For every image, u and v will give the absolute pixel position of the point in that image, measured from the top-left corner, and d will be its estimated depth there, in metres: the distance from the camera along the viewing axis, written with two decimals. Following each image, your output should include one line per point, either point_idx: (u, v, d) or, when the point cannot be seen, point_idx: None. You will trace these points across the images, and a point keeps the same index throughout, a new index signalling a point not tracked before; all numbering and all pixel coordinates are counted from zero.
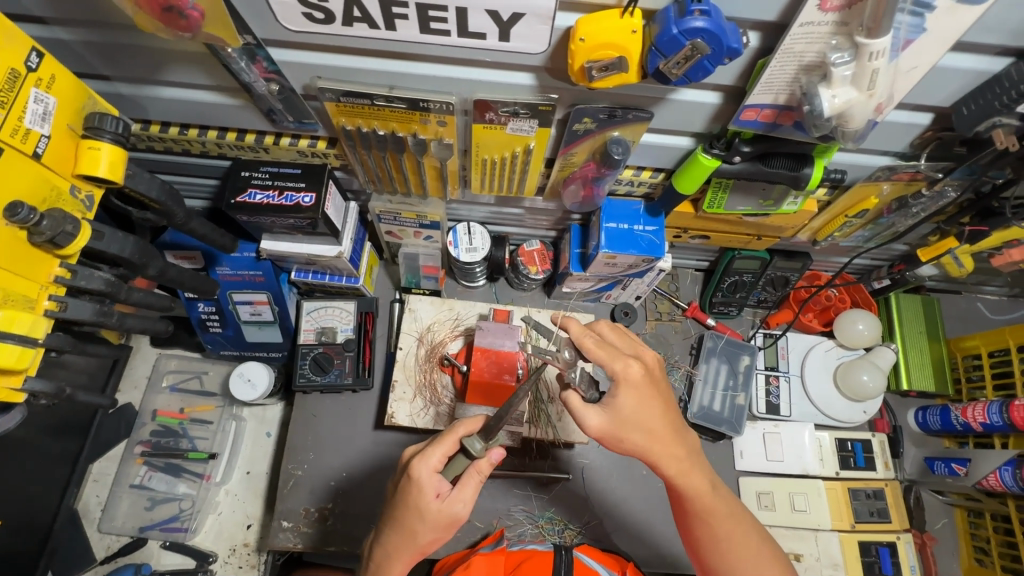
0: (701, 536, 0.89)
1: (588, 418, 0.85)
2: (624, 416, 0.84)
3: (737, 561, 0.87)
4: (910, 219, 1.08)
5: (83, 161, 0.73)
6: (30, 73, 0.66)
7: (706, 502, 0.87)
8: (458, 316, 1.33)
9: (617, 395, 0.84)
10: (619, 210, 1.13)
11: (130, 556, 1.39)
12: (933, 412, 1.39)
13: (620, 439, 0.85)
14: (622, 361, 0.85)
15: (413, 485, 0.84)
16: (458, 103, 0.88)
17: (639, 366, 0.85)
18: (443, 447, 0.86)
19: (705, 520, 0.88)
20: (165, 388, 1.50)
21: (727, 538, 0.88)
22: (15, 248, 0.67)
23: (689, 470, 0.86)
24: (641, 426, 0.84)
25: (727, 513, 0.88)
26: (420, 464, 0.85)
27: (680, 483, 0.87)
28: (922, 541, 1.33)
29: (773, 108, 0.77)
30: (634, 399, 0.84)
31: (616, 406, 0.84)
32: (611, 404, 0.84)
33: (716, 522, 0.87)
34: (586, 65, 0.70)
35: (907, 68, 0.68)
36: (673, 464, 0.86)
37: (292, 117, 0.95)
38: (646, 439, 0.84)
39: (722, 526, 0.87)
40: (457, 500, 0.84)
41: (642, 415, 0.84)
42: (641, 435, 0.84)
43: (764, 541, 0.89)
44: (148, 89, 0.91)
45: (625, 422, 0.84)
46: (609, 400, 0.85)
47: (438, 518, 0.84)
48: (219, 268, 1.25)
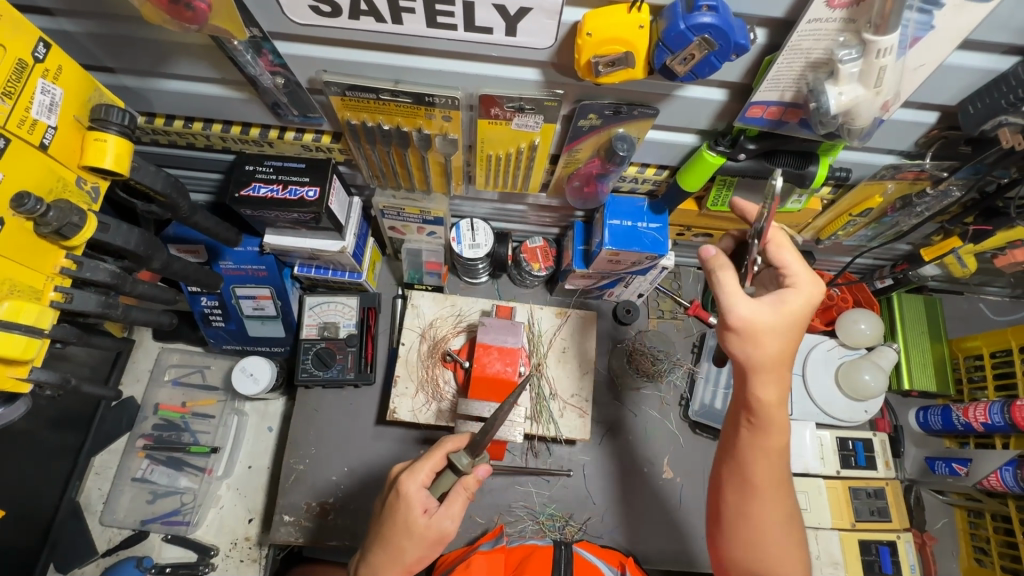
0: (751, 471, 0.86)
1: (748, 309, 0.79)
2: (779, 325, 0.79)
3: (766, 509, 0.86)
4: (914, 219, 1.08)
5: (90, 153, 0.73)
6: (37, 65, 0.66)
7: (775, 443, 0.85)
8: (460, 312, 1.34)
9: (765, 309, 0.79)
10: (623, 207, 1.13)
11: (132, 549, 1.40)
12: (934, 411, 1.39)
13: (749, 353, 0.80)
14: (803, 267, 0.82)
15: (401, 500, 0.86)
16: (464, 98, 0.88)
17: (817, 287, 0.82)
18: (430, 461, 0.88)
19: (762, 454, 0.85)
20: (168, 382, 1.51)
21: (771, 485, 0.86)
22: (21, 239, 0.67)
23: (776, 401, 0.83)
24: (778, 341, 0.80)
25: (787, 462, 0.86)
26: (409, 479, 0.87)
27: (763, 411, 0.83)
28: (921, 541, 1.33)
29: (779, 105, 0.77)
30: (779, 310, 0.79)
31: (768, 319, 0.79)
32: (770, 308, 0.79)
33: (767, 464, 0.85)
34: (593, 60, 0.70)
35: (914, 66, 0.68)
36: (766, 386, 0.82)
37: (297, 111, 0.95)
38: (772, 356, 0.80)
39: (778, 472, 0.86)
40: (446, 515, 0.86)
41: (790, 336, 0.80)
42: (771, 348, 0.80)
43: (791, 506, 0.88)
44: (153, 82, 0.91)
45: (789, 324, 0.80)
46: (778, 299, 0.80)
47: (426, 534, 0.85)
48: (223, 263, 1.25)
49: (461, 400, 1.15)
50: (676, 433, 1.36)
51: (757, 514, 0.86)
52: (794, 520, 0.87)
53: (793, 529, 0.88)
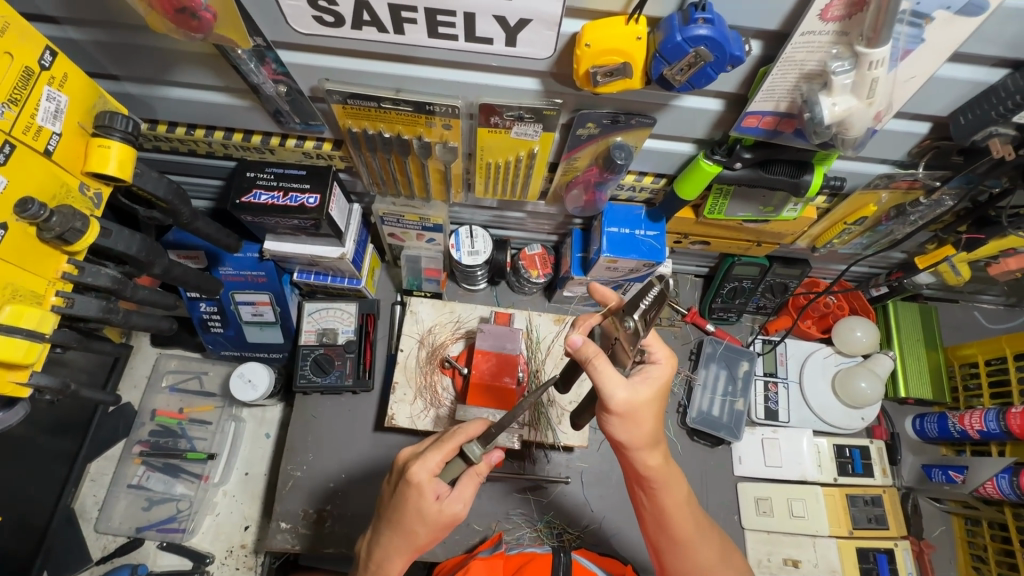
0: (661, 522, 0.90)
1: (616, 384, 0.79)
2: (642, 402, 0.81)
3: (696, 556, 0.91)
4: (908, 227, 1.09)
5: (93, 159, 0.74)
6: (43, 72, 0.67)
7: (674, 522, 0.89)
8: (459, 319, 1.34)
9: (643, 378, 0.82)
10: (621, 215, 1.14)
11: (127, 557, 1.39)
12: (931, 419, 1.39)
13: (632, 421, 0.81)
14: (612, 393, 0.79)
15: (412, 489, 0.85)
16: (464, 107, 0.89)
17: (628, 395, 0.80)
18: (442, 452, 0.86)
19: (667, 512, 0.89)
20: (165, 388, 1.50)
21: (689, 538, 0.90)
22: (24, 244, 0.67)
23: (664, 472, 0.87)
24: (646, 419, 0.82)
25: (690, 517, 0.90)
26: (420, 468, 0.85)
27: (652, 476, 0.87)
28: (919, 548, 1.33)
29: (774, 115, 0.78)
30: (624, 424, 0.82)
31: (644, 390, 0.81)
32: (636, 384, 0.81)
33: (680, 540, 0.90)
34: (591, 70, 0.71)
35: (905, 78, 0.70)
36: (650, 459, 0.86)
37: (299, 119, 0.96)
38: (648, 433, 0.83)
39: (685, 528, 0.90)
40: (458, 499, 0.87)
41: (651, 414, 0.83)
42: (644, 426, 0.83)
43: (721, 548, 0.93)
44: (157, 89, 0.92)
45: (643, 407, 0.81)
46: (638, 377, 0.82)
47: (439, 518, 0.86)
48: (222, 268, 1.26)
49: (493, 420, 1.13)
50: (674, 440, 1.38)
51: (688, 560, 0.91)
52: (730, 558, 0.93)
53: (732, 563, 0.94)
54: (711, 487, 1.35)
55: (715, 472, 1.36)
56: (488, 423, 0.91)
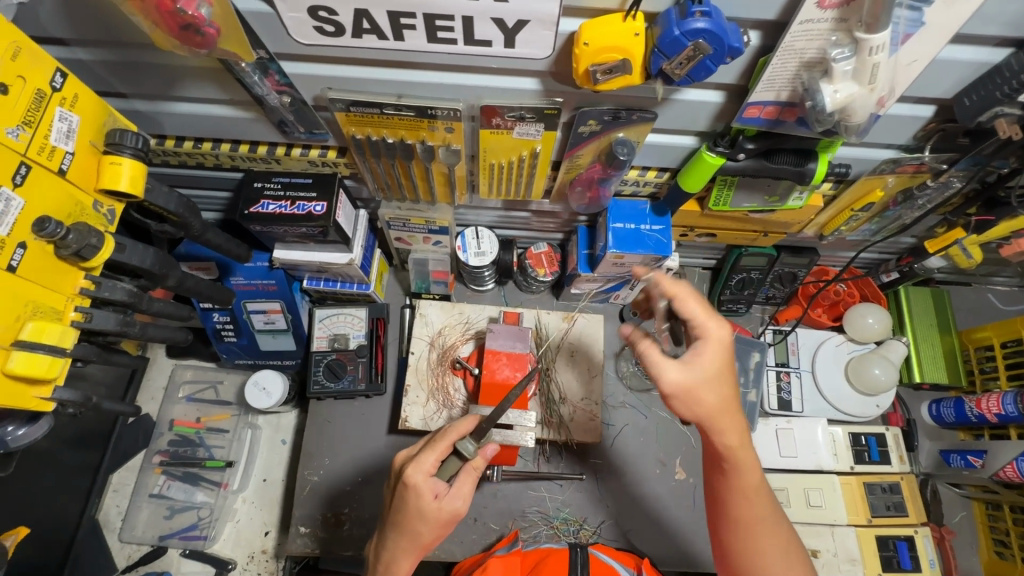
0: (737, 512, 0.83)
1: (666, 370, 0.80)
2: (702, 373, 0.79)
3: (762, 548, 0.82)
4: (916, 211, 1.08)
5: (106, 176, 0.75)
6: (54, 93, 0.69)
7: (748, 498, 0.82)
8: (468, 320, 1.35)
9: (700, 351, 0.80)
10: (626, 210, 1.14)
11: (151, 565, 1.41)
12: (948, 404, 1.38)
13: (689, 398, 0.80)
14: (708, 324, 0.81)
15: (410, 490, 0.87)
16: (465, 109, 0.90)
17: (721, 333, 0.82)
18: (436, 451, 0.89)
19: (744, 499, 0.82)
20: (182, 398, 1.53)
21: (761, 523, 0.83)
22: (42, 262, 0.69)
23: (742, 449, 0.81)
24: (712, 390, 0.80)
25: (767, 500, 0.83)
26: (414, 470, 0.87)
27: (730, 456, 0.82)
28: (940, 535, 1.32)
29: (775, 105, 0.78)
30: (705, 379, 0.79)
31: (699, 364, 0.80)
32: (691, 358, 0.80)
33: (749, 519, 0.83)
34: (591, 68, 0.71)
35: (907, 62, 0.69)
36: (729, 438, 0.81)
37: (303, 128, 0.97)
38: (713, 406, 0.80)
39: (760, 512, 0.83)
40: (456, 496, 0.89)
41: (716, 378, 0.80)
42: (711, 398, 0.80)
43: (792, 539, 0.84)
44: (164, 105, 0.94)
45: (702, 381, 0.80)
46: (690, 356, 0.80)
47: (439, 516, 0.87)
48: (234, 278, 1.28)
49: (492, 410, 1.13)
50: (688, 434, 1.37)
51: (755, 555, 0.83)
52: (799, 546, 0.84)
53: (796, 558, 0.82)
54: None
55: None
56: (479, 420, 0.94)
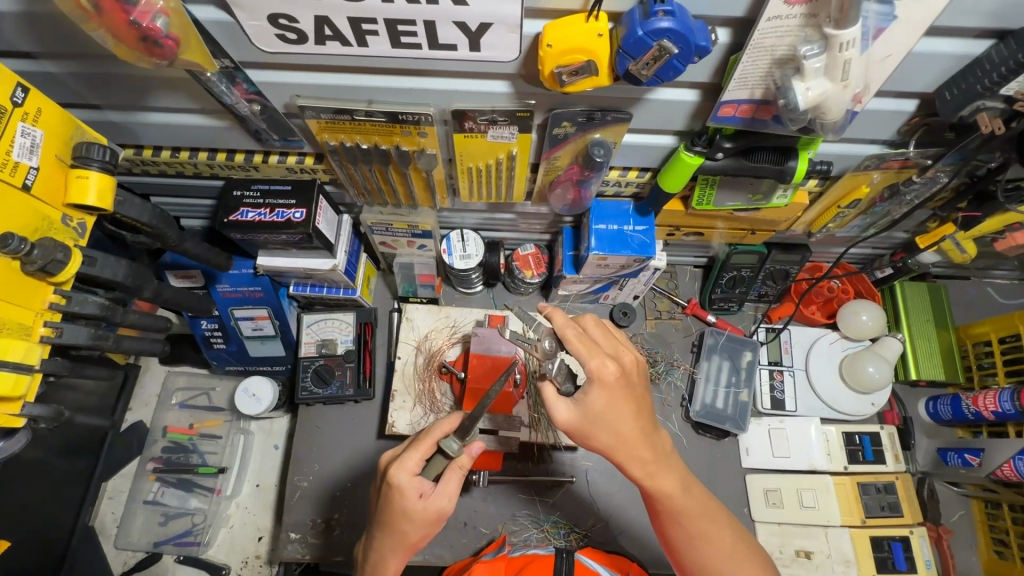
0: (676, 537, 0.90)
1: (557, 411, 0.85)
2: (593, 415, 0.82)
3: (709, 560, 0.88)
4: (905, 207, 1.06)
5: (73, 190, 0.75)
6: (16, 109, 0.68)
7: (675, 503, 0.87)
8: (454, 323, 1.34)
9: (588, 392, 0.81)
10: (609, 211, 1.13)
11: (146, 571, 1.42)
12: (944, 401, 1.36)
13: (588, 436, 0.84)
14: (594, 362, 0.80)
15: (394, 491, 0.86)
16: (437, 113, 0.88)
17: (615, 365, 0.81)
18: (418, 451, 0.87)
19: (678, 521, 0.88)
20: (175, 405, 1.53)
21: (699, 537, 0.88)
22: (9, 278, 0.69)
23: (656, 473, 0.86)
24: (608, 429, 0.83)
25: (698, 514, 0.88)
26: (398, 470, 0.86)
27: (648, 484, 0.87)
28: (936, 535, 1.30)
29: (750, 103, 0.76)
30: (605, 399, 0.81)
31: (587, 405, 0.82)
32: (581, 399, 0.82)
33: (688, 522, 0.87)
34: (556, 71, 0.70)
35: (881, 57, 0.67)
36: (640, 466, 0.86)
37: (277, 136, 0.97)
38: (610, 439, 0.84)
39: (695, 526, 0.88)
40: (442, 495, 0.86)
41: (609, 415, 0.82)
42: (608, 435, 0.83)
43: (736, 539, 0.89)
44: (137, 115, 0.93)
45: (592, 422, 0.83)
46: (578, 397, 0.83)
47: (425, 515, 0.86)
48: (219, 286, 1.28)
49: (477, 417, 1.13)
50: (679, 435, 1.35)
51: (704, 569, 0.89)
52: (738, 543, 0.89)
53: (743, 556, 0.89)
54: (719, 481, 1.33)
55: (723, 465, 1.34)
56: (461, 419, 0.92)
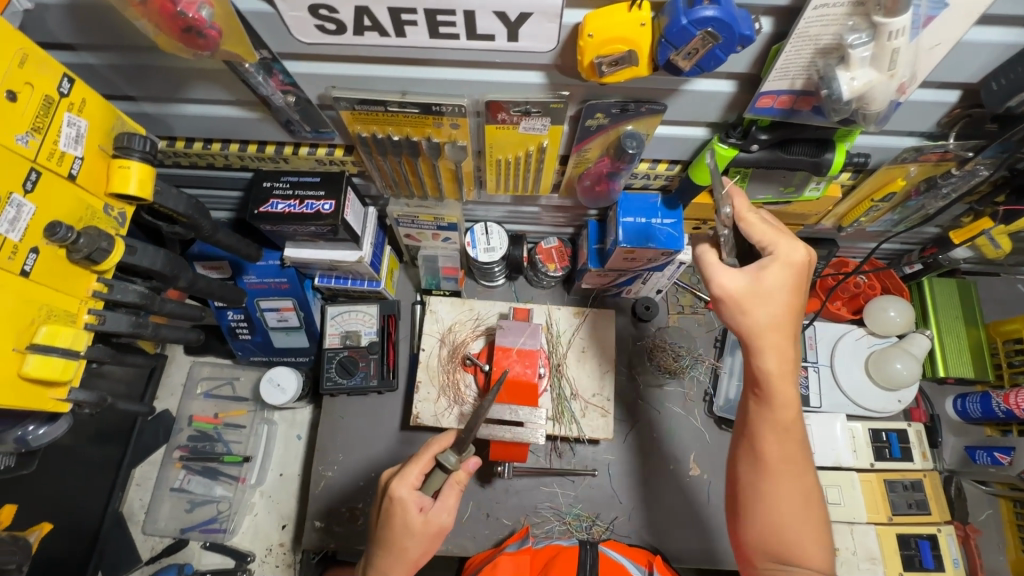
0: (764, 455, 0.81)
1: (723, 276, 0.81)
2: (763, 285, 0.79)
3: (784, 493, 0.80)
4: (940, 201, 1.04)
5: (115, 180, 0.76)
6: (62, 99, 0.69)
7: (784, 414, 0.80)
8: (478, 316, 1.34)
9: (768, 266, 0.79)
10: (636, 204, 1.12)
11: (173, 557, 1.45)
12: (973, 399, 1.34)
13: (745, 310, 0.80)
14: (788, 240, 0.80)
15: (396, 505, 0.88)
16: (470, 105, 0.88)
17: (804, 252, 0.80)
18: (418, 465, 0.90)
19: (769, 440, 0.81)
20: (199, 395, 1.56)
21: (789, 463, 0.81)
22: (56, 266, 0.71)
23: (784, 375, 0.80)
24: (769, 307, 0.79)
25: (792, 440, 0.81)
26: (399, 484, 0.89)
27: (772, 383, 0.80)
28: (965, 533, 1.28)
29: (789, 94, 0.75)
30: (785, 274, 0.78)
31: (761, 276, 0.79)
32: (755, 271, 0.79)
33: (778, 441, 0.81)
34: (596, 61, 0.70)
35: (929, 46, 0.66)
36: (777, 358, 0.80)
37: (309, 127, 0.97)
38: (764, 317, 0.79)
39: (788, 450, 0.81)
40: (442, 510, 0.88)
41: (778, 295, 0.78)
42: (767, 314, 0.79)
43: (814, 488, 0.81)
44: (172, 107, 0.94)
45: (761, 293, 0.79)
46: (756, 269, 0.79)
47: (425, 531, 0.88)
48: (246, 277, 1.29)
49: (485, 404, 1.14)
50: (702, 430, 1.35)
51: (775, 500, 0.80)
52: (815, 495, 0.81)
53: (814, 509, 0.80)
54: None
55: None
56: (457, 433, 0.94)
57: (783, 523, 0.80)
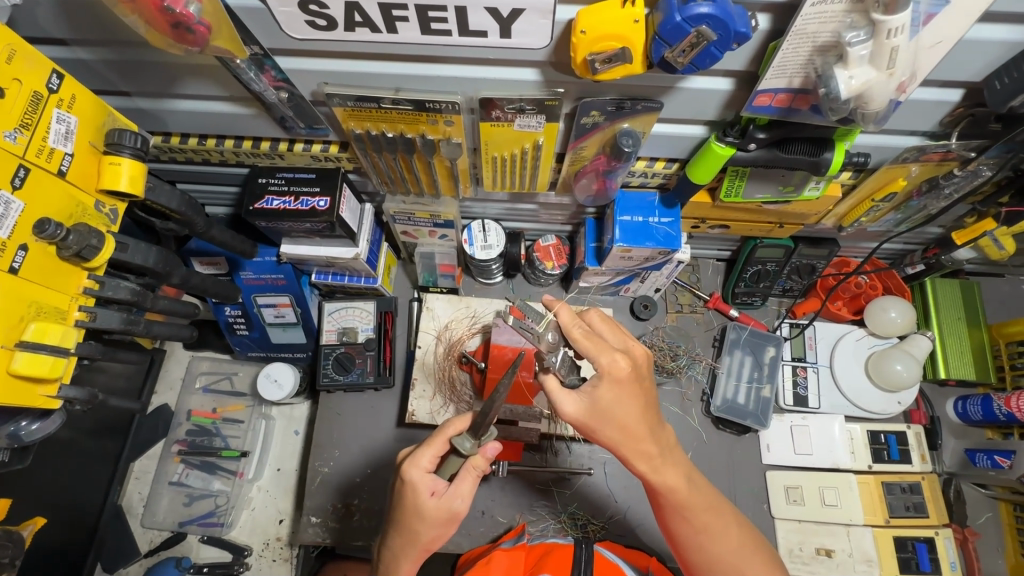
0: (683, 533, 0.88)
1: (564, 403, 0.82)
2: (600, 408, 0.80)
3: (718, 554, 0.87)
4: (943, 202, 1.02)
5: (106, 177, 0.76)
6: (51, 95, 0.69)
7: (682, 496, 0.86)
8: (475, 313, 1.34)
9: (598, 386, 0.80)
10: (634, 202, 1.11)
11: (172, 549, 1.46)
12: (974, 402, 1.32)
13: (593, 429, 0.82)
14: (609, 355, 0.79)
15: (408, 488, 0.87)
16: (464, 102, 0.87)
17: (627, 360, 0.79)
18: (433, 448, 0.88)
19: (683, 514, 0.87)
20: (198, 389, 1.56)
21: (705, 531, 0.87)
22: (46, 263, 0.71)
23: (661, 467, 0.85)
24: (615, 421, 0.81)
25: (704, 507, 0.87)
26: (412, 467, 0.87)
27: (652, 480, 0.85)
28: (963, 537, 1.28)
29: (787, 92, 0.74)
30: (615, 393, 0.79)
31: (595, 397, 0.80)
32: (590, 394, 0.80)
33: (693, 515, 0.86)
34: (589, 58, 0.68)
35: (930, 44, 0.65)
36: (645, 461, 0.84)
37: (303, 123, 0.96)
38: (616, 434, 0.82)
39: (699, 519, 0.87)
40: (455, 495, 0.87)
41: (619, 409, 0.80)
42: (614, 430, 0.81)
43: (743, 535, 0.88)
44: (166, 103, 0.94)
45: (600, 415, 0.81)
46: (586, 390, 0.81)
47: (437, 514, 0.86)
48: (243, 273, 1.29)
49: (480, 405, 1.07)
50: (700, 429, 1.35)
51: (711, 563, 0.87)
52: (745, 542, 0.87)
53: (753, 555, 0.87)
54: (739, 477, 1.31)
55: (743, 460, 1.33)
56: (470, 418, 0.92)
57: None
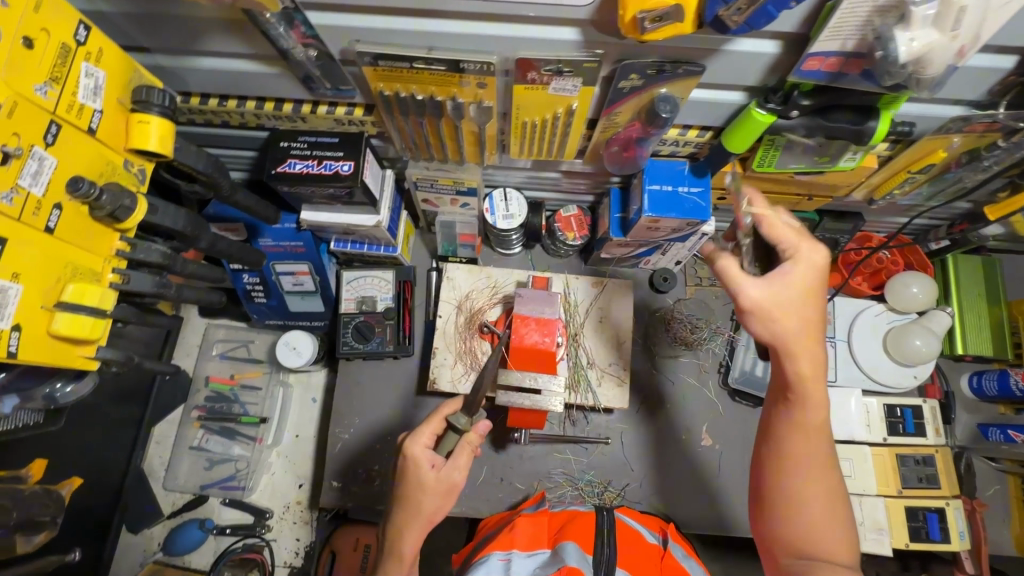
0: (772, 452, 0.82)
1: (749, 287, 0.79)
2: (783, 303, 0.78)
3: (803, 501, 0.79)
4: (979, 174, 1.01)
5: (135, 135, 0.74)
6: (79, 48, 0.66)
7: (806, 420, 0.80)
8: (495, 284, 1.33)
9: (788, 273, 0.78)
10: (663, 172, 1.09)
11: (193, 511, 1.49)
12: (990, 377, 1.33)
13: (770, 325, 0.79)
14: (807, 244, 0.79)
15: (409, 463, 0.91)
16: (499, 63, 0.85)
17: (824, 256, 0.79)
18: (431, 425, 0.93)
19: (781, 438, 0.82)
20: (215, 356, 1.57)
21: (799, 468, 0.80)
22: (79, 223, 0.69)
23: (810, 386, 0.79)
24: (788, 323, 0.78)
25: (812, 444, 0.81)
26: (412, 442, 0.92)
27: (804, 388, 0.79)
28: (971, 508, 1.29)
29: (839, 56, 0.71)
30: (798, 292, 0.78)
31: (784, 288, 0.78)
32: (777, 279, 0.79)
33: (801, 446, 0.81)
34: (638, 15, 0.66)
35: (999, 5, 0.62)
36: (796, 370, 0.79)
37: (330, 84, 0.94)
38: (792, 330, 0.78)
39: (803, 453, 0.81)
40: (454, 468, 0.91)
41: (787, 313, 0.78)
42: (790, 326, 0.78)
43: (834, 500, 0.80)
44: (188, 60, 0.91)
45: (782, 304, 0.78)
46: (775, 274, 0.79)
47: (438, 486, 0.89)
48: (263, 240, 1.28)
49: (500, 370, 1.10)
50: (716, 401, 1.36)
51: (789, 496, 0.80)
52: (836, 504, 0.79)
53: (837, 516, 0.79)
54: None
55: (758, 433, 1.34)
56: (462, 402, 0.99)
57: (797, 525, 0.79)
